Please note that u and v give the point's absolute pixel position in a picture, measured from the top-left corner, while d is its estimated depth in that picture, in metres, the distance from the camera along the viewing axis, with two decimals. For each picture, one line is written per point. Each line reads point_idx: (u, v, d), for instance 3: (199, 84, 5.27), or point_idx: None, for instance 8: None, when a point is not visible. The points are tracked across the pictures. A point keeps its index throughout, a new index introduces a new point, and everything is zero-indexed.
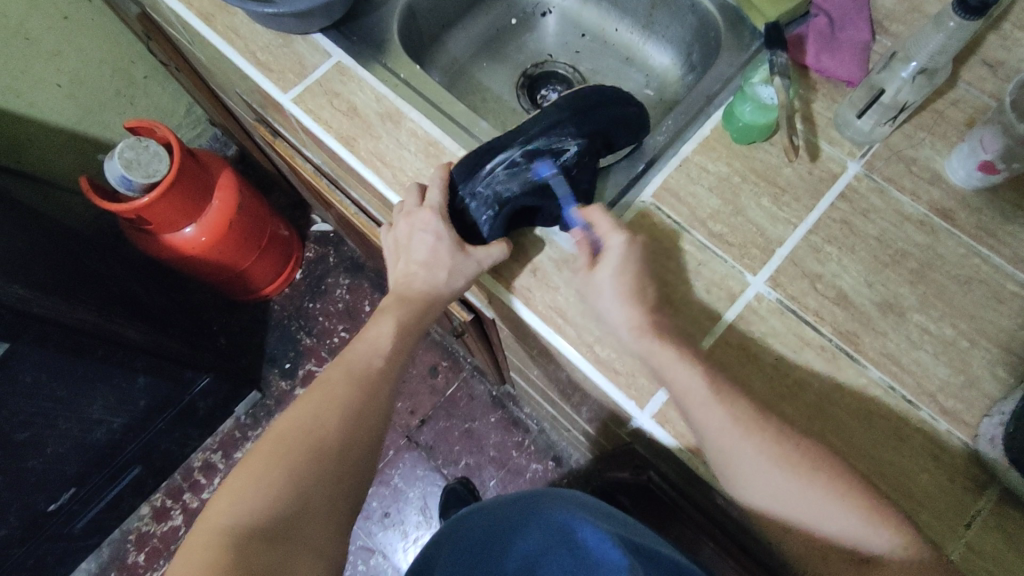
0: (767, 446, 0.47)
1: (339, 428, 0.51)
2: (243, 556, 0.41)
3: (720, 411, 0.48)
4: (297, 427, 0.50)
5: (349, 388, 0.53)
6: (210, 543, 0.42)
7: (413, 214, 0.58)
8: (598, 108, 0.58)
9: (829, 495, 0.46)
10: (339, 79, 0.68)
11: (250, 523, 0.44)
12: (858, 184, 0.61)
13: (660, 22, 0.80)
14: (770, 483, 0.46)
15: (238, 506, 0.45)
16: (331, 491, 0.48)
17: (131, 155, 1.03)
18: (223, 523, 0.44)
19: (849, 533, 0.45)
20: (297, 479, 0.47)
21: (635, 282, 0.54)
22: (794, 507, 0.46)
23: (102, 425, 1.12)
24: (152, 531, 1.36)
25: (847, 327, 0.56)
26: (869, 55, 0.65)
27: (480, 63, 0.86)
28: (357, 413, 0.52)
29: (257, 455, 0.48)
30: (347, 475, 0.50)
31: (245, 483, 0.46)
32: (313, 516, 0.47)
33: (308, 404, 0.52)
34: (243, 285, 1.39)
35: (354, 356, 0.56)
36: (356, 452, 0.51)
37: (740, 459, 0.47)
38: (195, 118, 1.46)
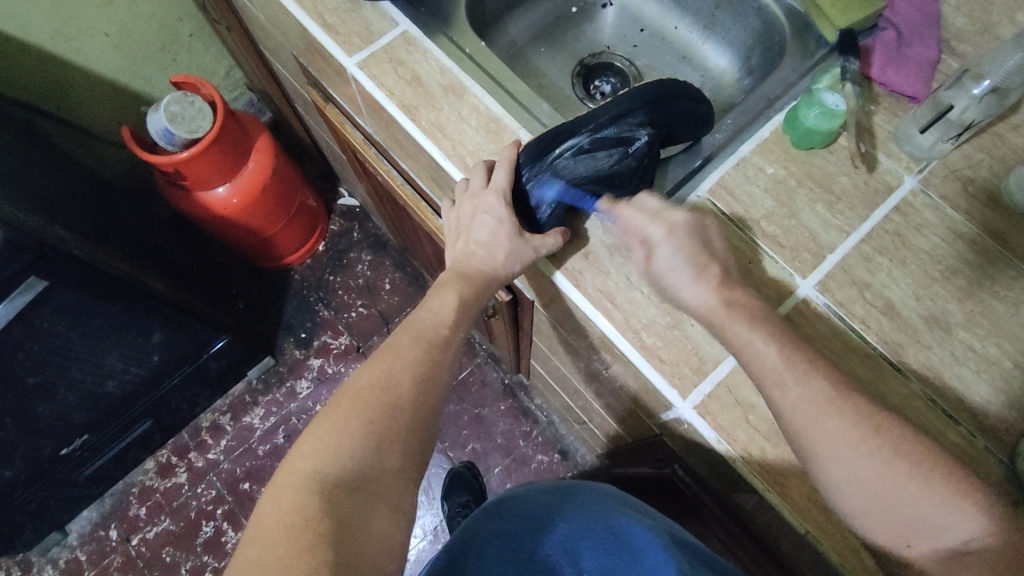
0: (852, 425, 0.45)
1: (413, 389, 0.51)
2: (327, 504, 0.43)
3: (803, 387, 0.47)
4: (373, 384, 0.50)
5: (421, 351, 0.54)
6: (298, 486, 0.44)
7: (478, 196, 0.60)
8: (669, 100, 0.58)
9: (913, 481, 0.43)
10: (405, 48, 0.68)
11: (332, 472, 0.45)
12: (914, 199, 0.61)
13: (722, 23, 0.81)
14: (851, 465, 0.44)
15: (321, 454, 0.46)
16: (406, 448, 0.49)
17: (177, 109, 1.03)
18: (306, 467, 0.45)
19: (932, 521, 0.43)
20: (376, 434, 0.48)
21: (695, 257, 0.53)
22: (873, 493, 0.44)
23: (118, 375, 1.12)
24: (155, 486, 1.37)
25: (893, 338, 0.57)
26: (934, 73, 0.65)
27: (538, 47, 0.86)
28: (429, 376, 0.53)
29: (335, 406, 0.49)
30: (419, 436, 0.51)
31: (326, 432, 0.47)
32: (389, 471, 0.48)
33: (382, 361, 0.52)
34: (269, 250, 1.40)
35: (421, 321, 0.56)
36: (428, 413, 0.52)
37: (819, 438, 0.46)
38: (234, 81, 1.46)
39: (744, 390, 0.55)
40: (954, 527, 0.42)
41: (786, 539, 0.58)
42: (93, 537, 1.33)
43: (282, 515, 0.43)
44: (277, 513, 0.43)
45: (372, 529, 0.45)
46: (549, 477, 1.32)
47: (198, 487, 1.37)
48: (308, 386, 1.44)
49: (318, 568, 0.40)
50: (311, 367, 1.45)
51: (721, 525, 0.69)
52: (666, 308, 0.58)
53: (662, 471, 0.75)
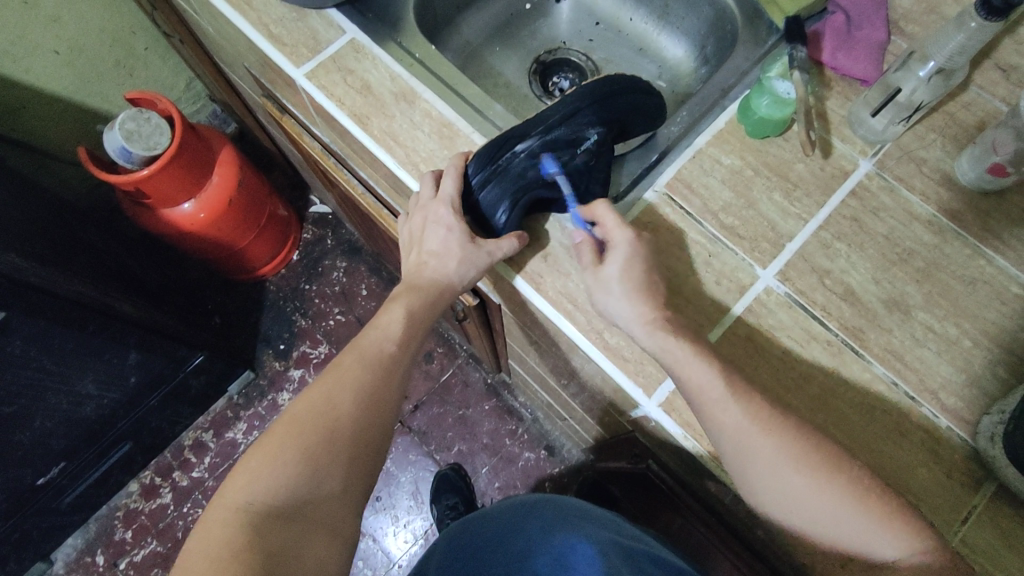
0: (779, 434, 0.47)
1: (353, 412, 0.51)
2: (260, 536, 0.43)
3: (736, 413, 0.48)
4: (309, 410, 0.50)
5: (363, 371, 0.54)
6: (227, 519, 0.44)
7: (428, 207, 0.59)
8: (617, 96, 0.58)
9: (837, 489, 0.46)
10: (353, 56, 0.67)
11: (268, 502, 0.45)
12: (869, 182, 0.61)
13: (675, 13, 0.80)
14: (783, 475, 0.47)
15: (256, 484, 0.46)
16: (345, 472, 0.50)
17: (132, 126, 1.01)
18: (241, 500, 0.45)
19: (866, 537, 0.45)
20: (312, 461, 0.48)
21: (644, 275, 0.54)
22: (811, 508, 0.46)
23: (92, 400, 1.10)
24: (140, 508, 1.35)
25: (853, 323, 0.57)
26: (884, 56, 0.65)
27: (493, 46, 0.85)
28: (370, 397, 0.53)
29: (273, 435, 0.49)
30: (360, 458, 0.51)
31: (260, 462, 0.47)
32: (328, 496, 0.48)
33: (320, 385, 0.53)
34: (243, 262, 1.38)
35: (365, 342, 0.56)
36: (370, 434, 0.52)
37: (752, 450, 0.47)
38: (195, 93, 1.44)
39: None
40: (872, 532, 0.45)
41: (758, 527, 0.58)
42: (80, 563, 1.31)
43: (209, 550, 0.42)
44: (205, 548, 0.42)
45: (307, 557, 0.45)
46: (536, 475, 1.32)
47: (184, 506, 1.35)
48: (290, 397, 1.43)
49: None
50: (292, 378, 1.44)
51: (697, 516, 0.69)
52: None
53: (639, 467, 0.75)
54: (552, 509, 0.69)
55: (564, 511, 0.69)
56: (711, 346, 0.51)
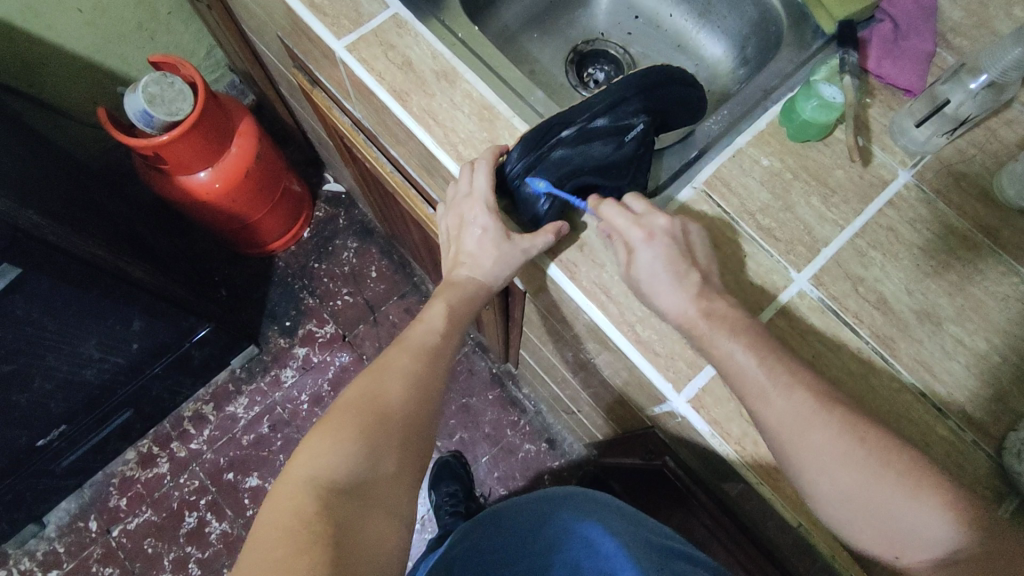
0: (838, 441, 0.46)
1: (404, 396, 0.52)
2: (325, 507, 0.43)
3: (786, 399, 0.48)
4: (361, 395, 0.51)
5: (410, 360, 0.54)
6: (293, 492, 0.43)
7: (463, 202, 0.59)
8: (664, 86, 0.58)
9: (898, 489, 0.45)
10: (395, 31, 0.66)
11: (331, 476, 0.45)
12: (907, 193, 0.61)
13: (717, 11, 0.80)
14: (838, 479, 0.46)
15: (318, 460, 0.46)
16: (400, 454, 0.49)
17: (155, 90, 1.00)
18: (305, 474, 0.45)
19: (920, 530, 0.44)
20: (368, 440, 0.48)
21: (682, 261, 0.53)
22: (861, 501, 0.45)
23: (95, 365, 1.09)
24: (136, 476, 1.34)
25: (885, 332, 0.57)
26: (929, 67, 0.65)
27: (531, 33, 0.84)
28: (419, 384, 0.53)
29: (331, 417, 0.49)
30: (413, 441, 0.51)
31: (321, 440, 0.47)
32: (385, 476, 0.47)
33: (370, 373, 0.53)
34: (253, 236, 1.37)
35: (410, 335, 0.57)
36: (422, 418, 0.52)
37: (806, 453, 0.47)
38: (215, 62, 1.42)
39: None
40: (943, 544, 0.44)
41: (775, 529, 0.58)
42: (72, 528, 1.30)
43: (278, 521, 0.42)
44: (273, 521, 0.42)
45: (369, 531, 0.44)
46: (535, 467, 1.32)
47: (180, 477, 1.35)
48: (292, 374, 1.42)
49: (315, 567, 0.39)
50: (296, 356, 1.43)
51: (710, 515, 0.69)
52: None
53: (653, 463, 0.75)
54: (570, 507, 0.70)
55: (582, 508, 0.69)
56: (749, 340, 0.50)
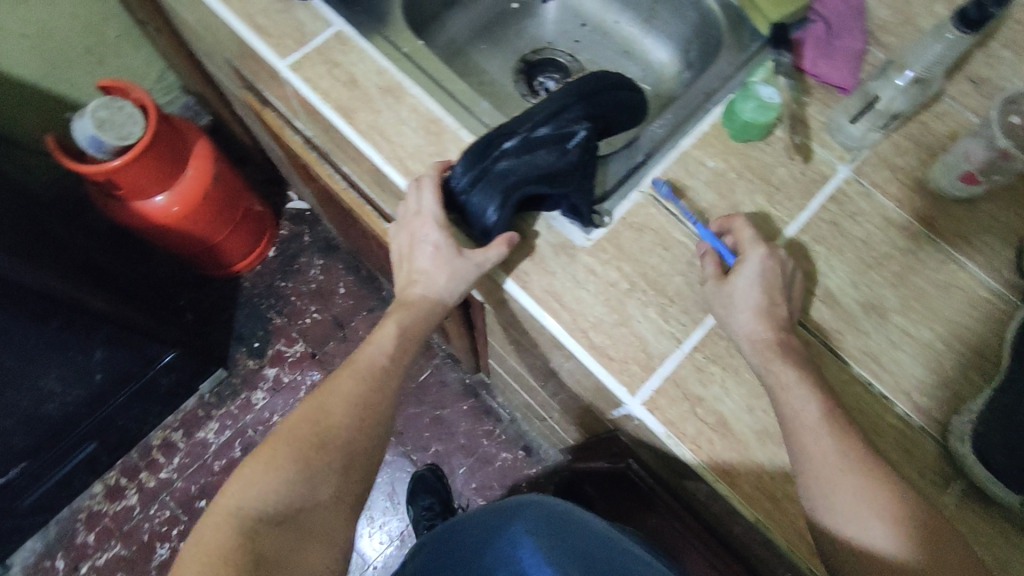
0: (846, 453, 0.47)
1: (347, 421, 0.51)
2: (252, 541, 0.44)
3: (806, 400, 0.50)
4: (304, 419, 0.51)
5: (357, 383, 0.54)
6: (220, 523, 0.44)
7: (413, 221, 0.58)
8: (602, 93, 0.60)
9: (891, 513, 0.45)
10: (339, 49, 0.66)
11: (261, 508, 0.46)
12: (847, 188, 0.63)
13: (661, 17, 0.81)
14: (839, 487, 0.46)
15: (250, 490, 0.46)
16: (338, 481, 0.50)
17: (105, 114, 0.98)
18: (234, 505, 0.45)
19: (890, 554, 0.44)
20: (305, 469, 0.48)
21: (765, 294, 0.55)
22: (849, 515, 0.46)
23: (56, 399, 1.06)
24: (104, 510, 1.31)
25: (832, 325, 0.58)
26: (862, 65, 0.67)
27: (479, 44, 0.85)
28: (364, 409, 0.53)
29: (268, 443, 0.50)
30: (354, 468, 0.51)
31: (255, 468, 0.48)
32: (320, 504, 0.48)
33: (314, 398, 0.53)
34: (216, 258, 1.35)
35: (360, 355, 0.56)
36: (365, 444, 0.52)
37: (814, 455, 0.48)
38: (169, 84, 1.40)
39: (691, 384, 0.55)
40: (905, 567, 0.44)
41: (736, 525, 0.59)
42: (38, 568, 1.26)
43: (202, 553, 0.43)
44: (198, 552, 0.43)
45: (298, 562, 0.45)
46: (513, 475, 1.32)
47: (150, 508, 1.31)
48: (263, 396, 1.40)
49: None
50: (266, 377, 1.41)
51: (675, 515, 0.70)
52: (612, 305, 0.58)
53: (618, 466, 0.75)
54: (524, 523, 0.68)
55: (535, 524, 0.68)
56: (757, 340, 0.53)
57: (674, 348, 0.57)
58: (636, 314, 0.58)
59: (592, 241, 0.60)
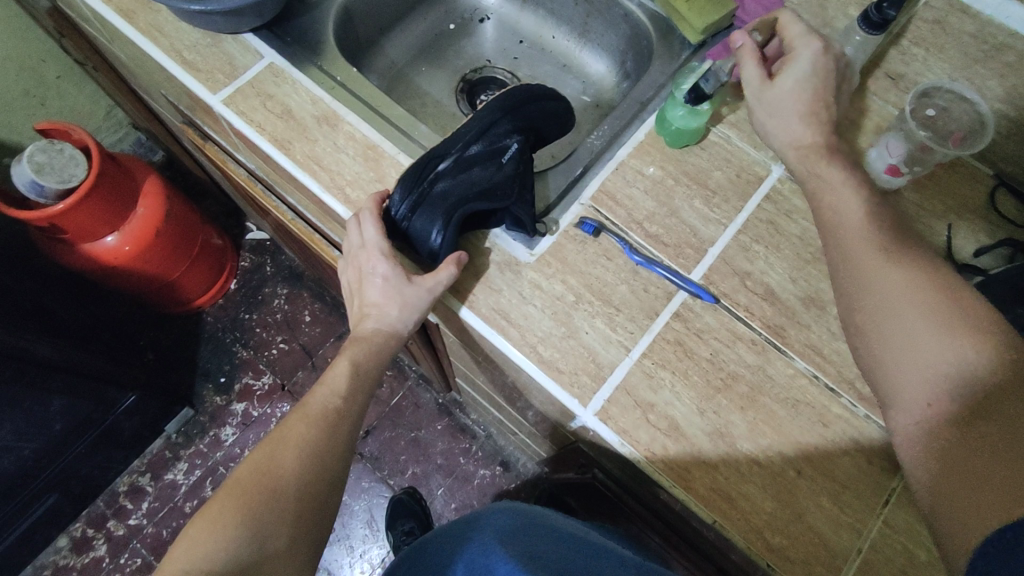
0: (911, 290, 0.47)
1: (296, 468, 0.50)
2: None
3: (870, 250, 0.50)
4: (251, 473, 0.49)
5: (308, 428, 0.53)
6: None
7: (359, 255, 0.58)
8: (528, 104, 0.60)
9: (952, 343, 0.44)
10: (272, 80, 0.66)
11: (207, 567, 0.43)
12: (781, 187, 0.65)
13: (595, 30, 0.83)
14: (897, 323, 0.46)
15: (194, 551, 0.44)
16: (292, 530, 0.48)
17: (43, 159, 0.96)
18: (178, 569, 0.43)
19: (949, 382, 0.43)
20: (255, 521, 0.46)
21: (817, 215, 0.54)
22: (905, 349, 0.46)
23: (11, 453, 1.03)
24: (71, 564, 1.26)
25: (774, 322, 0.59)
26: None
27: (419, 67, 0.86)
28: (316, 453, 0.52)
29: (214, 502, 0.48)
30: (308, 513, 0.49)
31: (200, 528, 0.46)
32: (275, 556, 0.46)
33: (264, 447, 0.51)
34: (176, 294, 1.33)
35: (309, 400, 0.55)
36: (318, 489, 0.50)
37: (874, 297, 0.48)
38: (116, 121, 1.38)
39: (643, 391, 0.56)
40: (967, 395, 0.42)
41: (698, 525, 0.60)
42: None
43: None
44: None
45: None
46: (492, 492, 1.31)
47: (120, 557, 1.27)
48: (233, 432, 1.37)
49: None
50: (234, 412, 1.38)
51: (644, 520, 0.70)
52: (559, 318, 0.58)
53: (586, 476, 0.75)
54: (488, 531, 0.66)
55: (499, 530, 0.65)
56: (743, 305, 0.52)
57: (623, 356, 0.57)
58: (584, 325, 0.58)
59: (536, 256, 0.60)
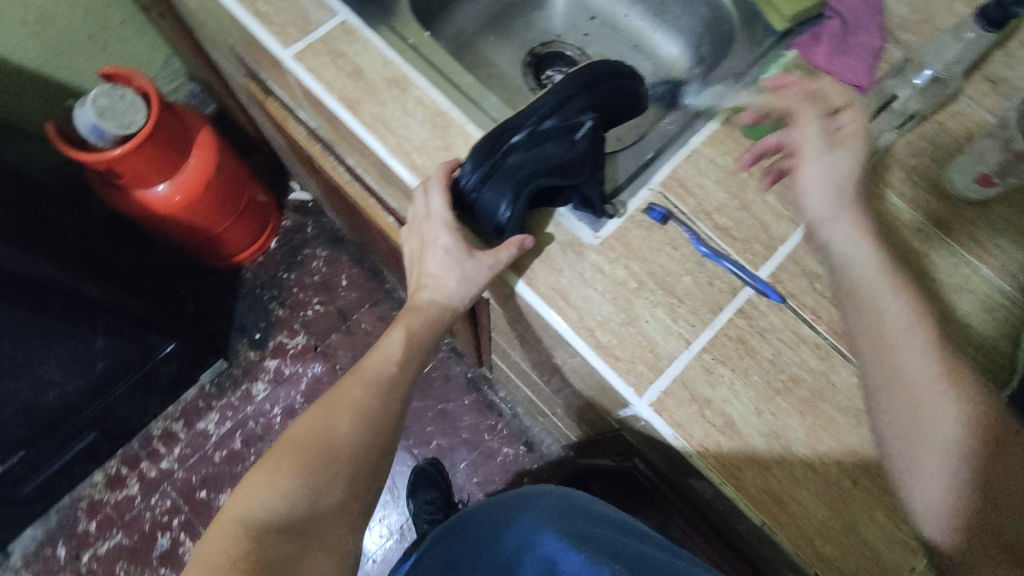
0: (918, 352, 0.47)
1: (351, 431, 0.50)
2: (257, 548, 0.42)
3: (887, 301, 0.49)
4: (309, 430, 0.50)
5: (363, 391, 0.53)
6: (226, 532, 0.43)
7: (423, 224, 0.57)
8: (607, 80, 0.58)
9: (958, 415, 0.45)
10: (345, 39, 0.65)
11: (265, 516, 0.45)
12: (860, 188, 0.62)
13: (672, 11, 0.81)
14: (909, 384, 0.47)
15: (254, 499, 0.45)
16: (344, 489, 0.48)
17: (106, 102, 0.97)
18: (239, 513, 0.44)
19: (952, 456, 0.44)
20: (311, 477, 0.47)
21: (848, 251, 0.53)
22: (917, 410, 0.46)
23: (56, 388, 1.06)
24: (104, 499, 1.31)
25: (842, 327, 0.57)
26: (879, 62, 0.65)
27: (487, 36, 0.84)
28: (369, 417, 0.52)
29: (271, 454, 0.49)
30: (362, 476, 0.50)
31: (260, 478, 0.47)
32: (328, 513, 0.47)
33: (320, 406, 0.52)
34: (218, 248, 1.34)
35: (364, 365, 0.56)
36: (371, 453, 0.51)
37: (884, 350, 0.48)
38: (173, 71, 1.39)
39: (700, 386, 0.55)
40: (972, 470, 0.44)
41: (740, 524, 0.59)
42: (39, 555, 1.26)
43: (208, 561, 0.42)
44: (204, 560, 0.42)
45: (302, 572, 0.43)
46: (514, 470, 1.32)
47: (151, 498, 1.31)
48: (264, 388, 1.39)
49: None
50: (267, 368, 1.41)
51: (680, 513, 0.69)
52: (620, 304, 0.57)
53: (624, 465, 0.74)
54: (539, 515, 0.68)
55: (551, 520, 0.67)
56: None
57: (682, 349, 0.56)
58: (644, 314, 0.57)
59: (600, 239, 0.59)
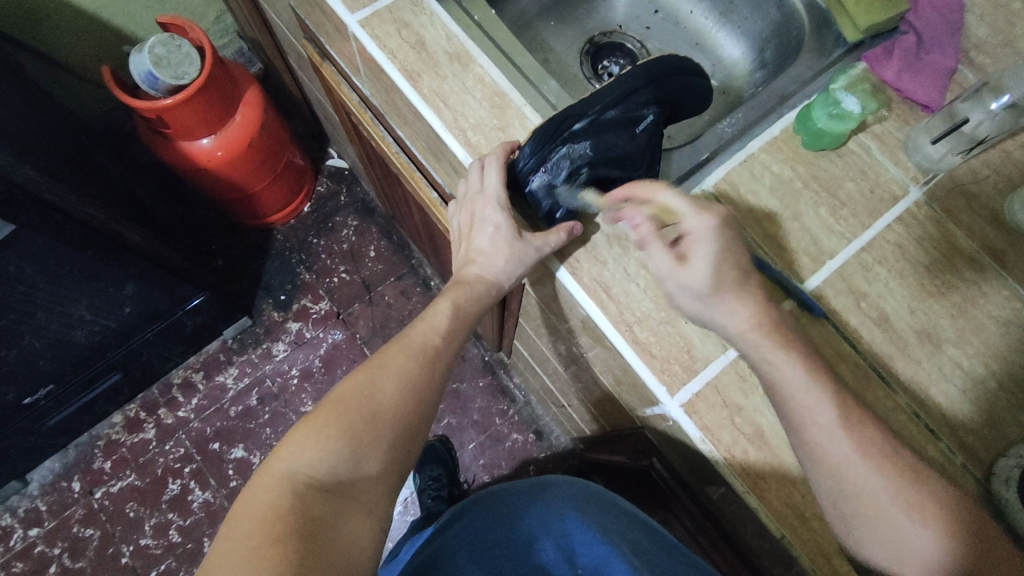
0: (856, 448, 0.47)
1: (395, 398, 0.51)
2: (302, 506, 0.44)
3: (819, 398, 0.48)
4: (355, 391, 0.50)
5: (408, 360, 0.53)
6: (272, 485, 0.44)
7: (475, 200, 0.58)
8: (673, 76, 0.57)
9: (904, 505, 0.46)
10: (410, 9, 0.65)
11: (310, 474, 0.45)
12: (917, 211, 0.60)
13: (739, 12, 0.79)
14: (860, 483, 0.46)
15: (300, 455, 0.46)
16: (385, 456, 0.49)
17: (162, 52, 0.98)
18: (285, 469, 0.45)
19: (902, 537, 0.46)
20: (354, 440, 0.48)
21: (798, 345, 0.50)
22: (873, 508, 0.46)
23: (85, 326, 1.08)
24: (121, 440, 1.34)
25: (883, 350, 0.57)
26: (950, 84, 0.64)
27: (548, 20, 0.83)
28: (413, 386, 0.52)
29: (316, 412, 0.49)
30: (401, 443, 0.51)
31: (305, 434, 0.47)
32: (368, 477, 0.48)
33: (366, 369, 0.52)
34: (253, 207, 1.36)
35: (410, 333, 0.56)
36: (412, 421, 0.52)
37: (830, 452, 0.47)
38: (224, 27, 1.39)
39: (733, 393, 0.55)
40: (924, 549, 0.45)
41: (755, 534, 0.58)
42: (54, 487, 1.30)
43: (253, 512, 0.43)
44: (250, 510, 0.43)
45: (342, 532, 0.45)
46: (521, 457, 1.33)
47: (166, 444, 1.34)
48: (284, 349, 1.41)
49: (287, 560, 0.40)
50: (289, 330, 1.42)
51: (690, 516, 0.69)
52: (661, 303, 0.57)
53: (639, 463, 0.75)
54: (562, 501, 0.71)
55: (576, 504, 0.70)
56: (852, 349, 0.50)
57: (719, 354, 0.56)
58: (684, 314, 0.56)
59: None
